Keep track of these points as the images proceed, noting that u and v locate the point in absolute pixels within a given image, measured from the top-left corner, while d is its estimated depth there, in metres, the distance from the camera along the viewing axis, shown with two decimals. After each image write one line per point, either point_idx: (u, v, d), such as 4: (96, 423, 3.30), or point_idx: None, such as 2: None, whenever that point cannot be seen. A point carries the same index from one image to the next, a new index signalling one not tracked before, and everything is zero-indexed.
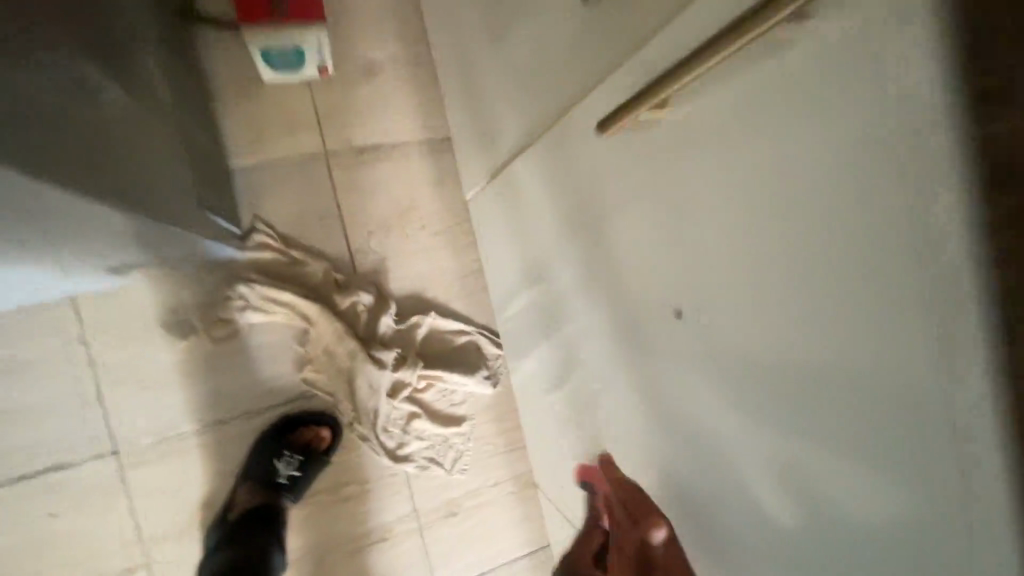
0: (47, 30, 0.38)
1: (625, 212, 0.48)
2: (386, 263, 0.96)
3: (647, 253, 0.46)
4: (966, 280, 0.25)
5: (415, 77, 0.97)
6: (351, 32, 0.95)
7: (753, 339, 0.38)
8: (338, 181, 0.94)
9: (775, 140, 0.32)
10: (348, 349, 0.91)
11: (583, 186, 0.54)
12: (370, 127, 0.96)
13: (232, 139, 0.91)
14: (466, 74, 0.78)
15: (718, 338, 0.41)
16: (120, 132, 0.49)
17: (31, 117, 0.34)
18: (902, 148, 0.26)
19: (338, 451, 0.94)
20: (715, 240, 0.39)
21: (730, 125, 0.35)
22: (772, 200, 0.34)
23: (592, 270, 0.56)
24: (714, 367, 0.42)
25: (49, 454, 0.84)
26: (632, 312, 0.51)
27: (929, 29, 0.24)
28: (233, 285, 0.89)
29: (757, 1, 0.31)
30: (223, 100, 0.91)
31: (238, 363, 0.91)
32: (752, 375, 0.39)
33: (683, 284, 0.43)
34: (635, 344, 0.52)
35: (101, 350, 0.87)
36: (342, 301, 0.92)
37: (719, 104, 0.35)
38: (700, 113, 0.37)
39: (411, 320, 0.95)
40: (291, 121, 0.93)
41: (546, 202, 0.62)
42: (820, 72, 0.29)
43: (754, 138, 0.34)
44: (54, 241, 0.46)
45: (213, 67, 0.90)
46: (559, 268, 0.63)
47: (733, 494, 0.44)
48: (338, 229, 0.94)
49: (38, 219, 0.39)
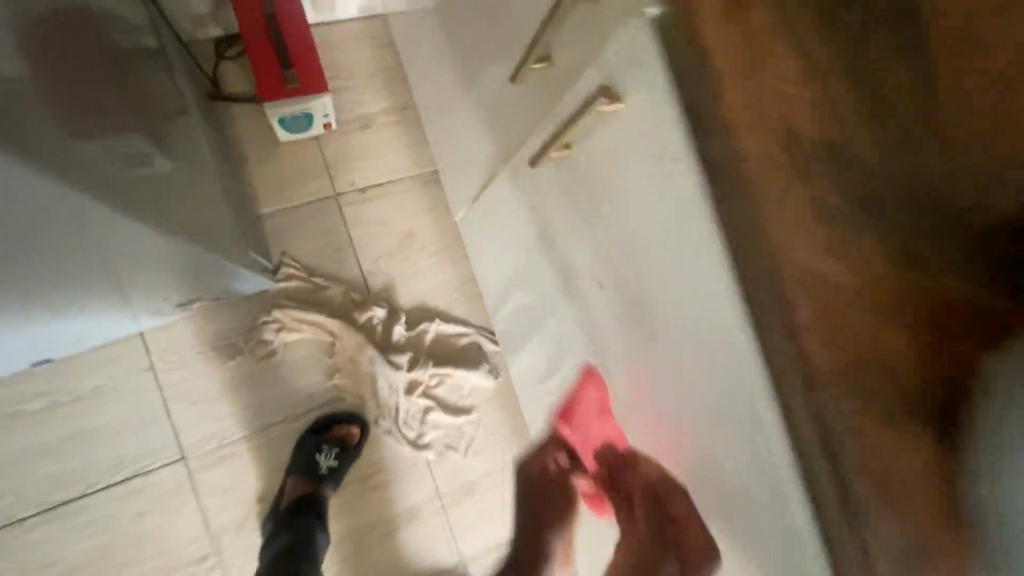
0: (118, 130, 0.57)
1: (610, 212, 0.57)
2: (394, 281, 1.13)
3: (636, 243, 0.55)
4: (746, 226, 0.41)
5: (405, 125, 1.17)
6: (350, 94, 1.15)
7: (723, 302, 0.46)
8: (348, 216, 1.13)
9: (656, 156, 0.48)
10: (368, 355, 1.08)
11: (576, 197, 0.63)
12: (371, 170, 1.15)
13: (259, 191, 1.10)
14: (444, 121, 0.97)
15: (698, 304, 0.49)
16: (168, 193, 0.67)
17: (119, 186, 0.52)
18: (694, 155, 0.44)
19: (367, 445, 1.10)
20: (681, 225, 0.48)
21: (634, 146, 0.51)
22: (704, 188, 0.44)
23: (597, 268, 0.64)
24: (704, 331, 0.50)
25: (130, 464, 1.02)
26: (634, 296, 0.59)
27: (682, 92, 0.43)
28: (269, 311, 1.07)
29: (602, 86, 0.52)
30: (250, 160, 1.10)
31: (278, 376, 1.08)
32: (731, 334, 0.46)
33: (663, 263, 0.52)
34: (640, 324, 0.60)
35: (166, 374, 1.05)
36: (360, 316, 1.09)
37: (600, 142, 0.55)
38: (592, 150, 0.57)
39: (419, 328, 1.12)
40: (306, 171, 1.12)
41: (546, 217, 0.71)
42: (653, 115, 0.47)
43: (653, 152, 0.49)
44: (127, 266, 0.64)
45: (240, 135, 1.10)
46: (567, 272, 0.71)
47: (736, 444, 0.50)
48: (351, 257, 1.12)
49: (124, 256, 0.58)
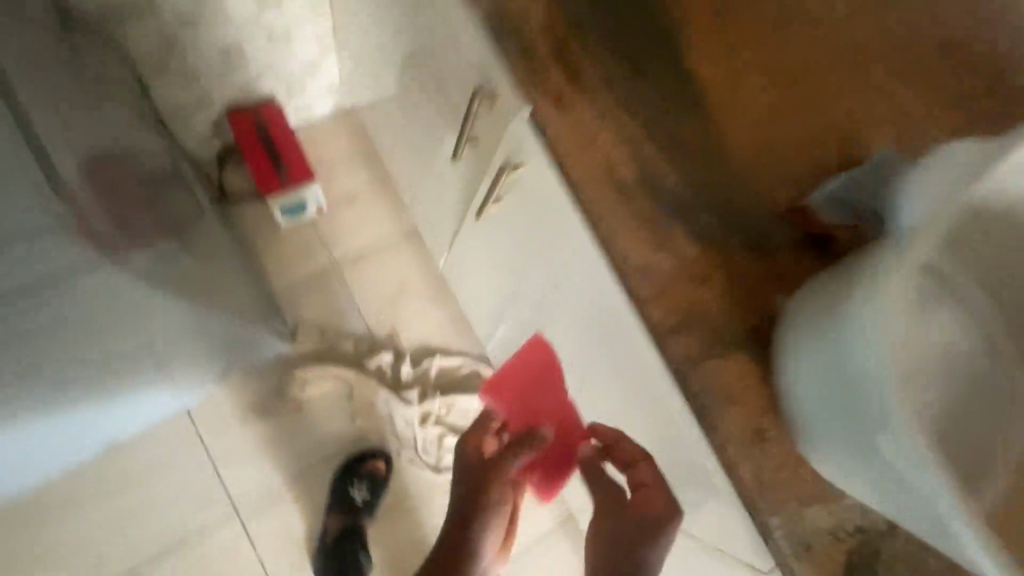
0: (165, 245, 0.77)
1: (526, 251, 0.70)
2: (395, 328, 1.30)
3: (551, 272, 0.66)
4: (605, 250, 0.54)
5: (385, 195, 1.36)
6: (335, 177, 1.35)
7: (612, 306, 0.57)
8: (347, 280, 1.31)
9: (541, 207, 0.61)
10: (383, 396, 1.24)
11: (504, 245, 0.76)
12: (362, 237, 1.34)
13: (270, 271, 1.29)
14: (415, 188, 1.16)
15: (599, 311, 0.60)
16: (205, 284, 0.87)
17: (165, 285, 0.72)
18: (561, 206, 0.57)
19: (393, 475, 1.24)
20: (571, 253, 0.59)
21: (527, 201, 0.63)
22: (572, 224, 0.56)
23: (533, 296, 0.75)
24: (609, 332, 0.60)
25: (192, 524, 1.17)
26: (560, 314, 0.69)
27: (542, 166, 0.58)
28: (292, 371, 1.24)
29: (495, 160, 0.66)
30: (259, 246, 1.29)
31: (308, 427, 1.23)
32: (625, 328, 0.56)
33: (570, 286, 0.63)
34: (570, 335, 0.70)
35: (212, 441, 1.20)
36: (371, 363, 1.26)
37: (509, 199, 0.68)
38: (507, 207, 0.70)
39: (423, 365, 1.27)
40: (307, 247, 1.31)
41: (492, 261, 0.84)
42: (529, 179, 0.60)
43: (539, 205, 0.61)
44: (181, 347, 0.84)
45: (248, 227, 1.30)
46: (516, 304, 0.82)
47: (659, 419, 0.59)
48: (356, 313, 1.30)
49: (173, 333, 0.77)
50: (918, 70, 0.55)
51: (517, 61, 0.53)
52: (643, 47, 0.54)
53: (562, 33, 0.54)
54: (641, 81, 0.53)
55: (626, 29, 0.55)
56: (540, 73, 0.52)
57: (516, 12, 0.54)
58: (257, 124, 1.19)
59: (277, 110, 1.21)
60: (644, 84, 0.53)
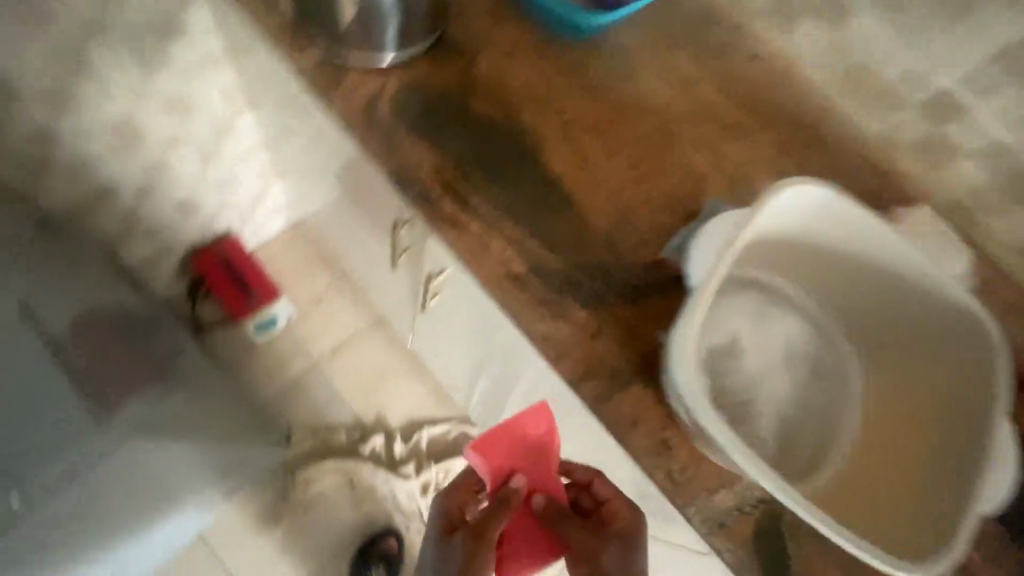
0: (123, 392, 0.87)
1: (470, 330, 0.85)
2: (380, 411, 1.39)
3: (493, 342, 0.82)
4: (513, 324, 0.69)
5: (345, 289, 1.46)
6: (296, 283, 1.45)
7: (539, 363, 0.73)
8: (328, 375, 1.41)
9: (472, 298, 0.77)
10: (381, 477, 1.34)
11: (452, 326, 0.91)
12: (333, 333, 1.44)
13: (255, 384, 1.38)
14: (370, 283, 1.27)
15: (535, 367, 0.75)
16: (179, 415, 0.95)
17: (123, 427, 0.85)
18: (481, 297, 0.73)
19: (407, 549, 1.32)
20: (500, 325, 0.75)
21: (459, 294, 0.79)
22: (492, 310, 0.73)
23: (486, 363, 0.90)
24: (544, 381, 0.76)
25: None
26: (511, 372, 0.84)
27: (457, 270, 0.75)
28: (293, 474, 1.32)
29: (427, 268, 0.82)
30: (240, 364, 1.39)
31: (317, 523, 1.31)
32: (551, 377, 0.72)
33: (509, 350, 0.79)
34: (521, 388, 0.84)
35: (230, 557, 1.27)
36: (365, 448, 1.35)
37: (447, 293, 0.84)
38: (446, 300, 0.85)
39: (413, 439, 1.36)
40: (285, 354, 1.42)
41: (447, 340, 0.98)
42: (458, 277, 0.77)
43: (469, 297, 0.77)
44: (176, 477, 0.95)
45: (226, 348, 1.39)
46: (475, 372, 0.97)
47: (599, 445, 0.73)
48: (342, 406, 1.39)
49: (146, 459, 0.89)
50: (716, 138, 0.75)
51: (415, 195, 0.66)
52: (513, 159, 0.70)
53: (445, 166, 0.67)
54: (516, 187, 0.68)
55: (496, 148, 0.70)
56: (434, 203, 0.65)
57: (406, 155, 0.67)
58: (222, 261, 1.33)
59: (238, 244, 1.34)
60: (519, 188, 0.68)
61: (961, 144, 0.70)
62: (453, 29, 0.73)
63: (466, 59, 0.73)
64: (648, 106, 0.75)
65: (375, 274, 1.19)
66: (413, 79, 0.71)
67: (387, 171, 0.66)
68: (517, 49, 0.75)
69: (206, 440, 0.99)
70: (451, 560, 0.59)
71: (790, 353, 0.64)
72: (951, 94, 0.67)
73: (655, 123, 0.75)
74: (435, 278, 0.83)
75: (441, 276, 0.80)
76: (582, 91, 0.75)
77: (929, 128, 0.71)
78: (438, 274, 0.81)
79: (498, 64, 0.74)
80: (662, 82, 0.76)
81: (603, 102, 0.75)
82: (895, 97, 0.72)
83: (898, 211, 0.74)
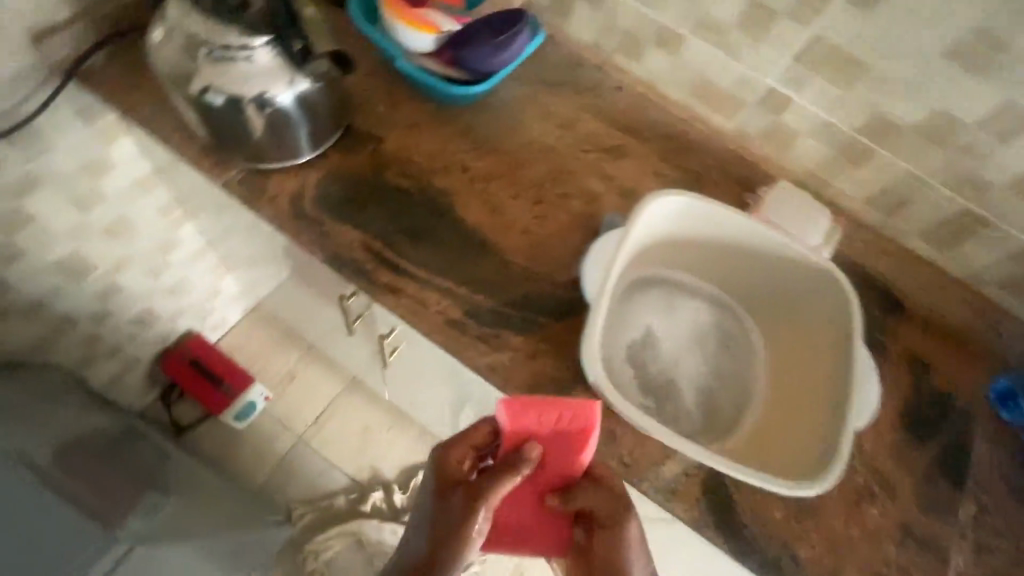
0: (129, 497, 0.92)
1: (435, 373, 0.94)
2: (375, 467, 1.44)
3: (457, 380, 0.91)
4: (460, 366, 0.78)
5: (316, 359, 1.51)
6: (267, 365, 1.49)
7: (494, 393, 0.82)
8: (317, 445, 1.46)
9: (425, 348, 0.86)
10: (389, 530, 1.38)
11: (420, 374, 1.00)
12: (312, 404, 1.48)
13: (248, 472, 1.42)
14: (337, 349, 1.34)
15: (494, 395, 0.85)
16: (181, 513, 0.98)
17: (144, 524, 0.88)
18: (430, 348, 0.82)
19: None
20: (454, 368, 0.84)
21: (415, 345, 0.88)
22: (442, 357, 0.82)
23: (458, 398, 0.98)
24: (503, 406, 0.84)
25: None
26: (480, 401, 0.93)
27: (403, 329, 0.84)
28: (303, 550, 1.35)
29: (380, 330, 0.91)
30: (228, 456, 1.42)
31: None
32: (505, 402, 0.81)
33: (471, 384, 0.88)
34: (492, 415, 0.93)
35: None
36: (367, 507, 1.40)
37: (404, 347, 0.93)
38: (405, 353, 0.94)
39: (412, 485, 1.41)
40: (271, 436, 1.45)
41: (419, 387, 1.06)
42: (408, 333, 0.86)
43: (423, 347, 0.87)
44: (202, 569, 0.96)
45: (211, 445, 1.42)
46: (451, 409, 1.05)
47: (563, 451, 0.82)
48: (337, 471, 1.44)
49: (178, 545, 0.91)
50: (602, 167, 0.90)
51: (354, 272, 0.75)
52: (432, 218, 0.80)
53: (374, 240, 0.77)
54: (434, 248, 0.78)
55: (415, 211, 0.80)
56: (371, 275, 0.75)
57: (339, 239, 0.76)
58: (188, 359, 1.36)
59: (201, 340, 1.37)
60: (443, 242, 0.78)
61: (797, 128, 0.84)
62: (357, 122, 0.84)
63: (374, 143, 0.83)
64: (542, 151, 0.89)
65: (340, 340, 1.26)
66: (331, 171, 0.80)
67: (324, 256, 0.75)
68: (416, 124, 0.86)
69: (214, 534, 1.01)
70: (449, 513, 0.60)
71: (697, 335, 0.75)
72: (776, 91, 0.81)
73: (551, 164, 0.88)
74: (389, 338, 0.92)
75: (393, 334, 0.89)
76: (481, 147, 0.87)
77: (769, 119, 0.85)
78: (391, 334, 0.90)
79: (403, 140, 0.84)
80: (550, 128, 0.91)
81: (502, 153, 0.87)
82: (737, 100, 0.86)
83: (765, 192, 0.88)
